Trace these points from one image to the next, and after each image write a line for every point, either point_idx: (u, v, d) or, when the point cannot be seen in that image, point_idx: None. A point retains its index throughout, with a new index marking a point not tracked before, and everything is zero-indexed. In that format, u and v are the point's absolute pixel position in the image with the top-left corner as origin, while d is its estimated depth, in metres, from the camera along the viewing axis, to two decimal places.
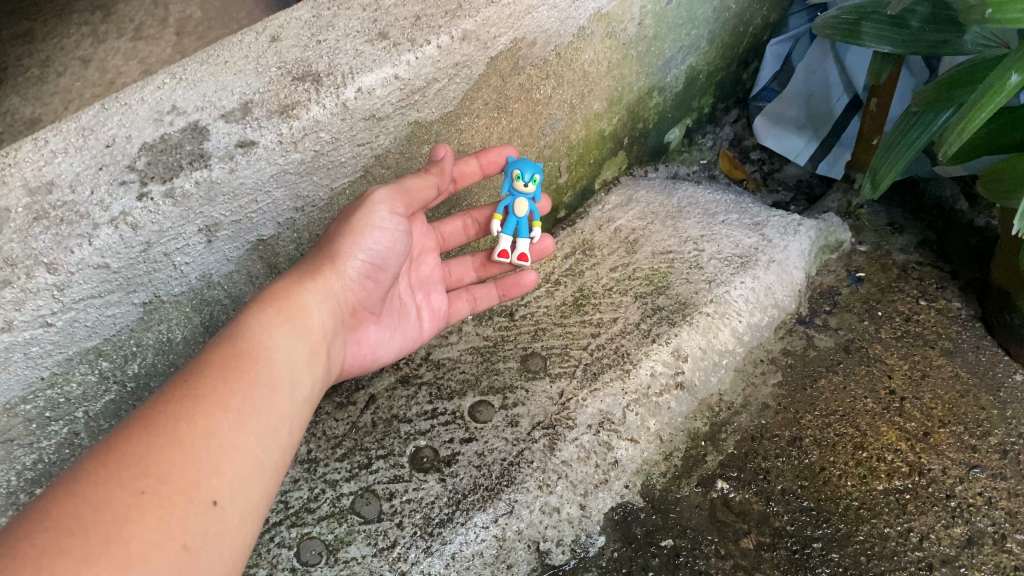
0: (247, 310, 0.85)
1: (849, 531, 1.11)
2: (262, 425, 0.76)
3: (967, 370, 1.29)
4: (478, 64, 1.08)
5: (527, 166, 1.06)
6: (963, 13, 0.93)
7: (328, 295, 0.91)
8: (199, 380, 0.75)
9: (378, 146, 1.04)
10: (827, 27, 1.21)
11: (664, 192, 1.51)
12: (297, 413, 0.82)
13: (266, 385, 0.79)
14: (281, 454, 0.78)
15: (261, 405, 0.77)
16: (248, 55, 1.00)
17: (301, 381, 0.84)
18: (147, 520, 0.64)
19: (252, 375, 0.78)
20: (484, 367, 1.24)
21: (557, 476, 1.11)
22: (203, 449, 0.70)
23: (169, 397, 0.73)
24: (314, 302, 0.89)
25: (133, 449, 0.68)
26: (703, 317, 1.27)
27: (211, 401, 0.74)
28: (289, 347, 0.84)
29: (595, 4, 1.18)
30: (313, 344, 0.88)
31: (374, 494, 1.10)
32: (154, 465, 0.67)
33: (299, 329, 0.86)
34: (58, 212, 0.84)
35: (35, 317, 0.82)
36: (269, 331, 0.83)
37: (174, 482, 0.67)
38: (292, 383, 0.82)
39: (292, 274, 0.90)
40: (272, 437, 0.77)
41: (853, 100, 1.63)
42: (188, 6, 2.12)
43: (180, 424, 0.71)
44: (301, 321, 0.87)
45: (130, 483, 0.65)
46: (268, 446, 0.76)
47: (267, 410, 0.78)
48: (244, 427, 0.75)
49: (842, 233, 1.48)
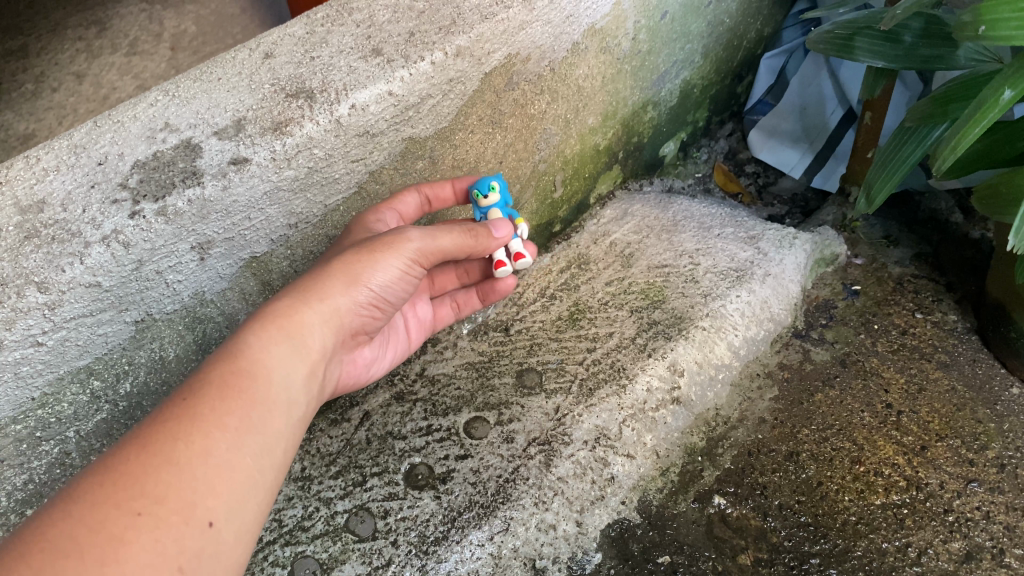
0: (248, 324, 0.84)
1: (847, 546, 1.10)
2: (259, 444, 0.76)
3: (964, 384, 1.29)
4: (472, 80, 1.08)
5: (481, 184, 1.07)
6: (955, 29, 0.93)
7: (336, 318, 0.90)
8: (198, 398, 0.74)
9: (372, 163, 1.03)
10: (820, 43, 1.22)
11: (660, 207, 1.51)
12: (293, 431, 0.81)
13: (265, 405, 0.78)
14: (276, 473, 0.78)
15: (258, 424, 0.76)
16: (241, 72, 1.00)
17: (298, 400, 0.83)
18: (143, 541, 0.63)
19: (252, 393, 0.77)
20: (479, 383, 1.24)
21: (553, 493, 1.10)
22: (200, 467, 0.70)
23: (166, 414, 0.72)
24: (317, 321, 0.88)
25: (132, 468, 0.67)
26: (699, 332, 1.26)
27: (210, 419, 0.73)
28: (290, 366, 0.83)
29: (589, 20, 1.19)
30: (313, 364, 0.87)
31: (369, 512, 1.09)
32: (152, 486, 0.66)
33: (298, 349, 0.85)
34: (50, 230, 0.83)
35: (25, 337, 0.82)
36: (272, 349, 0.82)
37: (171, 503, 0.66)
38: (290, 401, 0.81)
39: (296, 289, 0.89)
40: (268, 457, 0.76)
41: (846, 114, 1.65)
42: (183, 21, 2.13)
43: (177, 443, 0.70)
44: (304, 340, 0.85)
45: (128, 504, 0.65)
46: (263, 465, 0.76)
47: (263, 430, 0.77)
48: (242, 446, 0.74)
49: (837, 246, 1.49)
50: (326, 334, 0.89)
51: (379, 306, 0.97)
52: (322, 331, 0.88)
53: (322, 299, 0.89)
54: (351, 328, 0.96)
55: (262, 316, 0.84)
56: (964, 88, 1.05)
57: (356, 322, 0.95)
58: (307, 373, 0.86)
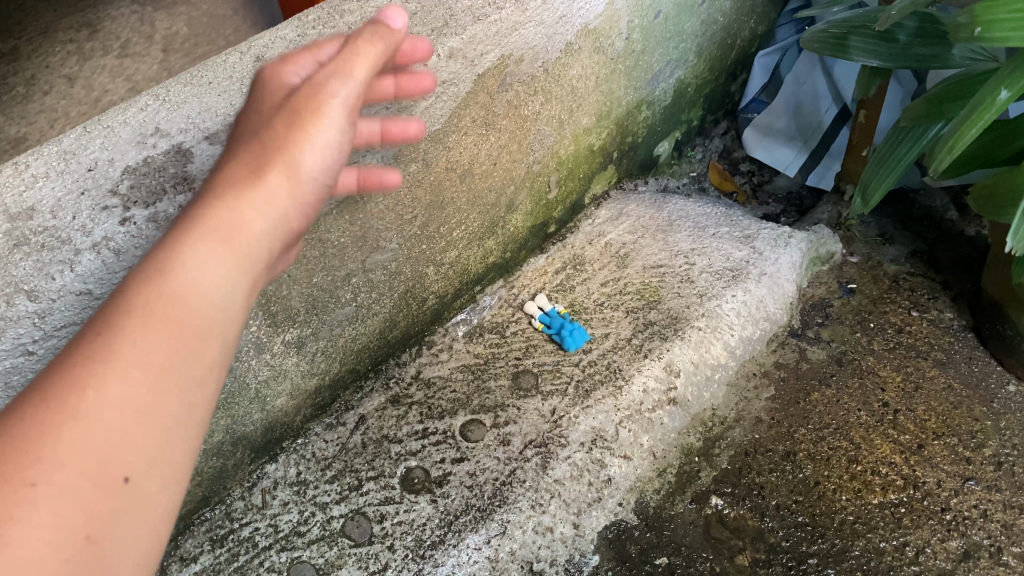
0: (173, 227, 0.65)
1: (845, 546, 1.10)
2: (195, 378, 0.59)
3: (960, 382, 1.29)
4: (466, 81, 1.07)
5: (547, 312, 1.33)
6: (952, 30, 0.92)
7: (278, 218, 0.71)
8: (118, 329, 0.57)
9: (364, 167, 1.00)
10: (814, 41, 1.21)
11: (655, 206, 1.50)
12: (233, 354, 0.65)
13: (204, 331, 0.61)
14: (212, 408, 0.62)
15: (194, 355, 0.60)
16: (232, 76, 0.99)
17: (242, 318, 0.66)
18: (40, 517, 0.49)
19: (188, 316, 0.60)
20: (475, 386, 1.24)
21: (550, 495, 1.10)
22: (116, 418, 0.54)
23: (75, 353, 0.56)
24: (253, 224, 0.68)
25: (25, 429, 0.51)
26: (695, 332, 1.25)
27: (131, 356, 0.56)
28: (237, 279, 0.65)
29: (582, 20, 1.19)
30: (259, 275, 0.69)
31: (365, 517, 1.09)
32: (48, 449, 0.51)
33: (244, 259, 0.66)
34: (39, 237, 0.82)
35: (15, 346, 0.81)
36: (207, 258, 0.63)
37: (75, 466, 0.51)
38: (237, 321, 0.65)
39: (226, 189, 0.69)
40: (203, 392, 0.60)
41: (841, 111, 1.65)
42: (174, 23, 2.11)
43: (85, 391, 0.53)
44: (248, 243, 0.67)
45: (18, 474, 0.49)
46: (195, 403, 0.60)
47: (201, 361, 0.60)
48: (172, 384, 0.58)
49: (833, 244, 1.47)
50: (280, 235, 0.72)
51: (319, 184, 0.76)
52: (272, 231, 0.70)
53: (252, 191, 0.69)
54: (305, 222, 0.78)
55: (195, 218, 0.65)
56: (960, 88, 1.05)
57: (302, 217, 0.75)
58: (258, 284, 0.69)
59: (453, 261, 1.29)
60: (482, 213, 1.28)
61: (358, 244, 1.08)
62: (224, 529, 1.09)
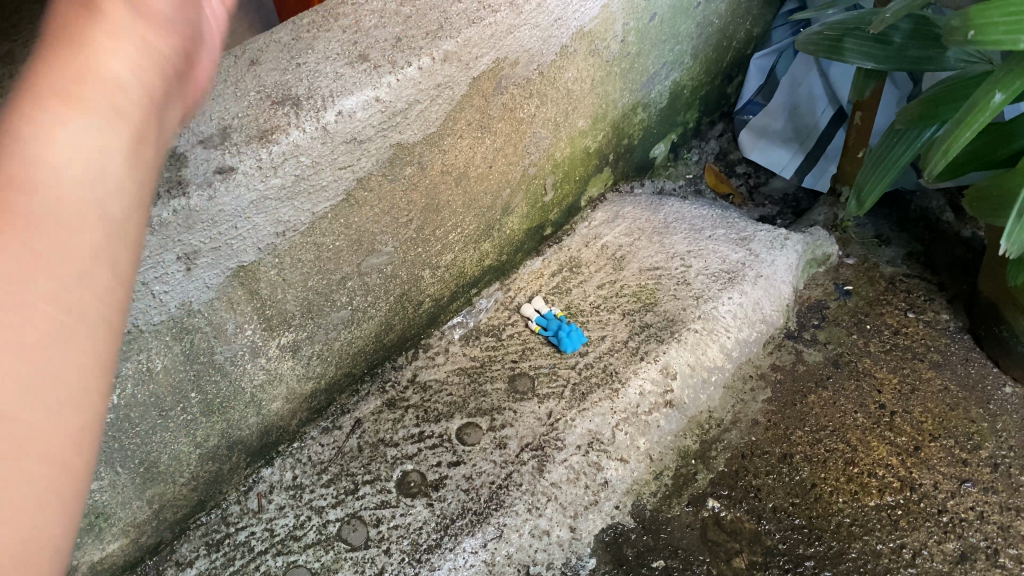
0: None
1: (841, 548, 1.10)
2: (65, 263, 0.40)
3: (956, 384, 1.29)
4: (461, 84, 1.07)
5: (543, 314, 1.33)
6: (945, 34, 0.92)
7: (143, 66, 0.51)
8: None
9: (359, 169, 1.00)
10: (809, 44, 1.21)
11: (651, 208, 1.50)
12: (123, 242, 0.44)
13: (63, 201, 0.41)
14: (103, 310, 0.41)
15: (51, 232, 0.40)
16: (226, 79, 0.99)
17: (124, 190, 0.46)
18: None
19: (32, 183, 0.40)
20: (471, 389, 1.23)
21: (546, 499, 1.10)
22: None
23: None
24: (100, 66, 0.47)
25: None
26: (691, 334, 1.25)
27: None
28: (99, 137, 0.45)
29: (577, 23, 1.18)
30: (132, 137, 0.48)
31: (361, 520, 1.09)
32: None
33: (108, 113, 0.46)
34: None
35: None
36: (57, 117, 0.44)
37: None
38: (131, 182, 0.47)
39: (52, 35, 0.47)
40: (82, 291, 0.40)
41: (837, 113, 1.67)
42: None
43: None
44: (107, 95, 0.47)
45: None
46: (66, 301, 0.39)
47: (73, 241, 0.41)
48: (27, 268, 0.38)
49: (829, 246, 1.48)
50: (162, 81, 0.53)
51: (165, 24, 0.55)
52: (145, 72, 0.51)
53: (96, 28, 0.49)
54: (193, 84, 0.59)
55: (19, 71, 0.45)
56: (955, 91, 1.05)
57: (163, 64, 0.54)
58: (155, 146, 0.51)
59: (448, 264, 1.28)
60: (478, 216, 1.28)
61: (353, 247, 1.08)
62: (220, 533, 1.10)
